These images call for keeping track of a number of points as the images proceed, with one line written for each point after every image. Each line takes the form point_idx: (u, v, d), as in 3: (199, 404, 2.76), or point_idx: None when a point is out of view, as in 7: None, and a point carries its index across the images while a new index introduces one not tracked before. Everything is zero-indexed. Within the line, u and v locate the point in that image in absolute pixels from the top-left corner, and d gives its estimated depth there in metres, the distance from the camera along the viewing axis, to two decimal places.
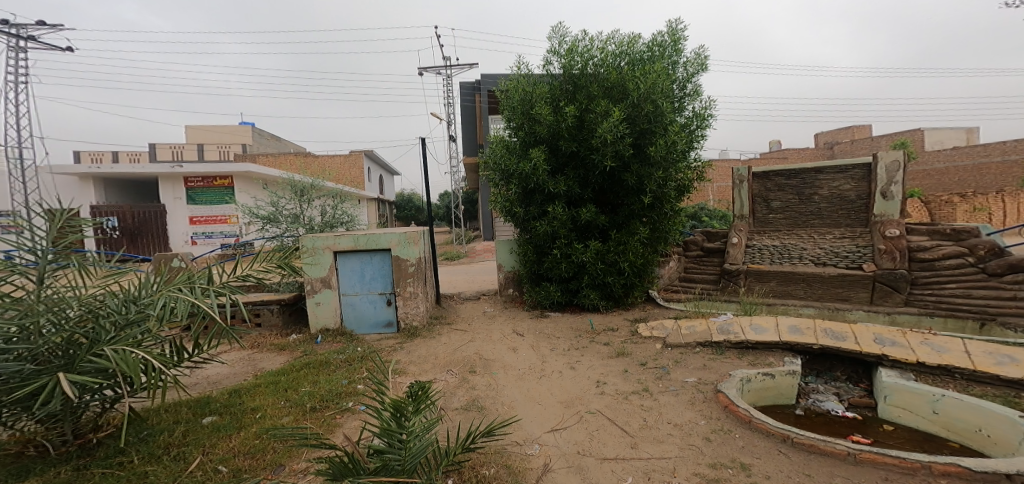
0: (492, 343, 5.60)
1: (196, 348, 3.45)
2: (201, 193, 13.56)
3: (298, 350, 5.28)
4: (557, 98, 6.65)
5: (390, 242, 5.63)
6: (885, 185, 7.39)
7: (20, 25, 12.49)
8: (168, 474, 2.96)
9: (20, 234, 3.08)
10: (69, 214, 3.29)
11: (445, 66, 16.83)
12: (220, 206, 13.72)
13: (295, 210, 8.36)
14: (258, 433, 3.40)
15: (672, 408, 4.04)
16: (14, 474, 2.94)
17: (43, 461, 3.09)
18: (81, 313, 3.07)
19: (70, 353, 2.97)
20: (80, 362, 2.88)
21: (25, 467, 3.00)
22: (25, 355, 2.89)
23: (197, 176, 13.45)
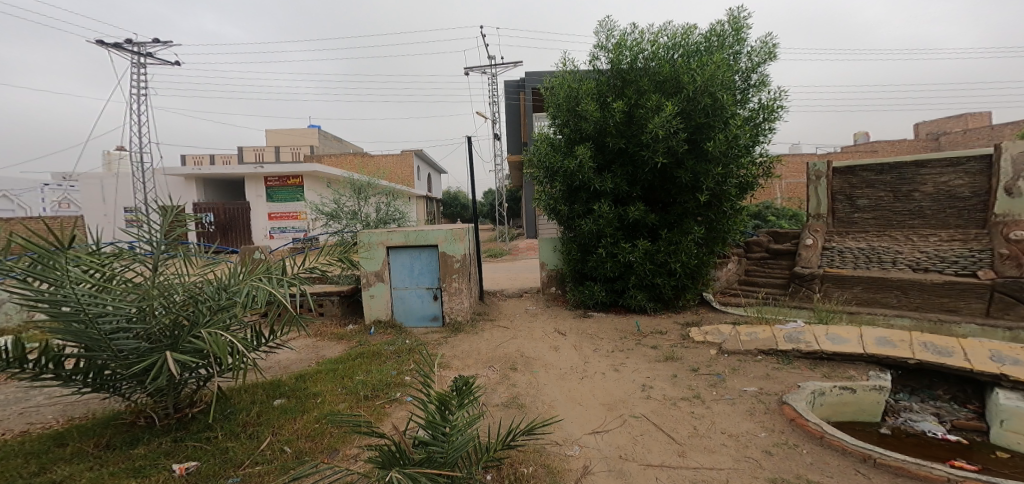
0: (534, 341, 5.60)
1: (271, 334, 3.77)
2: (279, 192, 14.67)
3: (354, 340, 5.58)
4: (603, 95, 6.53)
5: (437, 239, 5.81)
6: (1010, 180, 6.60)
7: (140, 44, 14.10)
8: (243, 451, 3.22)
9: (141, 227, 3.44)
10: (177, 210, 3.65)
11: (490, 66, 16.93)
12: (294, 204, 14.77)
13: (353, 207, 8.83)
14: (321, 417, 3.61)
15: (726, 417, 3.84)
16: (128, 442, 3.36)
17: (150, 431, 3.49)
18: (184, 298, 3.36)
19: (175, 334, 3.32)
20: (182, 343, 3.24)
21: (136, 437, 3.42)
22: (142, 334, 3.24)
23: (276, 176, 14.57)
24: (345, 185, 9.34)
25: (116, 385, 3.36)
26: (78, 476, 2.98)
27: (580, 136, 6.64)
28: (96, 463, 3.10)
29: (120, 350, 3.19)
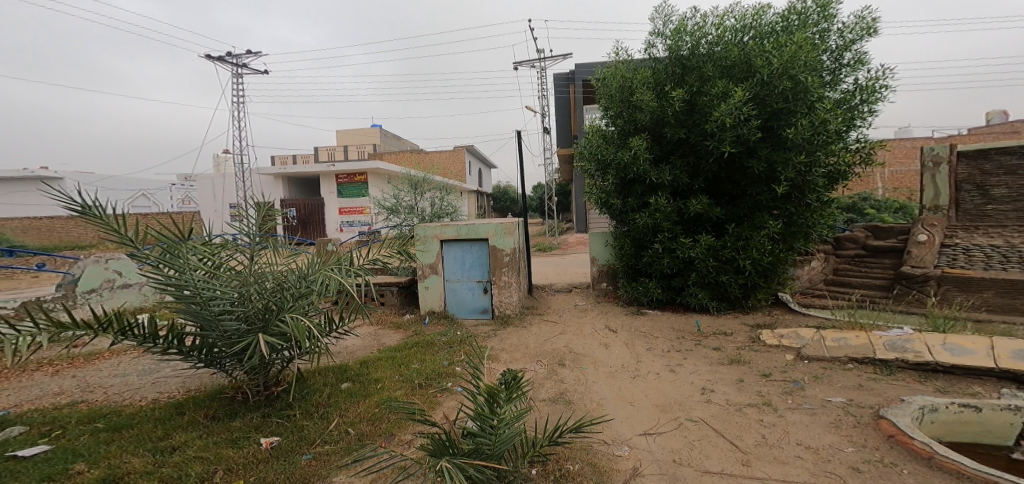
0: (583, 337, 5.51)
1: (341, 320, 4.02)
2: (347, 188, 15.74)
3: (411, 329, 5.84)
4: (659, 83, 6.22)
5: (487, 233, 5.96)
6: None
7: (239, 56, 15.70)
8: (314, 429, 3.49)
9: (244, 221, 3.97)
10: (268, 206, 4.14)
11: (539, 59, 16.64)
12: (359, 199, 15.73)
13: (411, 202, 9.22)
14: (380, 402, 3.82)
15: (802, 428, 3.53)
16: (228, 415, 3.77)
17: (245, 406, 3.89)
18: (274, 284, 3.64)
19: (266, 318, 3.58)
20: (272, 325, 3.54)
21: (234, 411, 3.82)
22: (242, 315, 3.51)
23: (344, 173, 15.62)
24: (404, 181, 9.77)
25: (221, 361, 3.73)
26: (190, 443, 3.37)
27: (636, 127, 6.36)
28: (203, 432, 3.50)
29: (226, 331, 3.50)
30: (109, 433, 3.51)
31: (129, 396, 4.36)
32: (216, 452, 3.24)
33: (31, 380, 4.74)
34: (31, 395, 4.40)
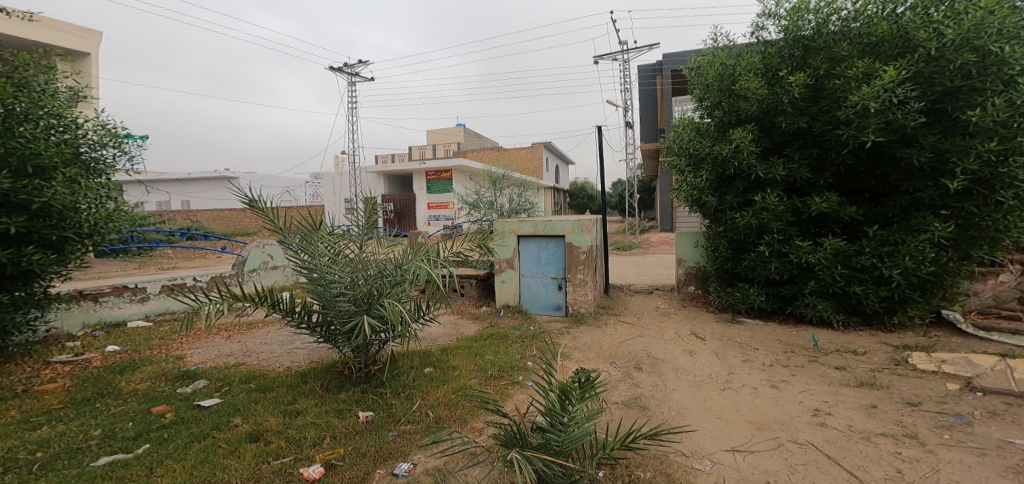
0: (665, 342, 5.24)
1: (428, 309, 4.26)
2: (435, 185, 16.54)
3: (486, 320, 6.06)
4: (773, 69, 5.77)
5: (565, 229, 5.94)
6: None
7: (353, 66, 17.32)
8: (400, 408, 3.63)
9: (355, 214, 4.33)
10: (373, 201, 4.41)
11: (621, 51, 15.81)
12: (445, 195, 16.42)
13: (491, 198, 9.50)
14: (457, 389, 3.95)
15: (957, 468, 2.96)
16: (337, 388, 3.98)
17: (350, 381, 4.06)
18: (376, 272, 3.94)
19: (369, 301, 3.85)
20: (374, 309, 3.80)
21: (341, 385, 4.02)
22: (353, 299, 3.81)
23: (433, 170, 16.48)
24: (483, 178, 10.11)
25: (335, 339, 3.99)
26: (310, 410, 3.62)
27: (740, 118, 5.88)
28: (320, 401, 3.74)
29: (340, 311, 3.80)
30: (257, 393, 3.92)
31: (275, 362, 4.78)
32: (326, 420, 3.46)
33: (213, 342, 5.54)
34: (211, 355, 5.08)
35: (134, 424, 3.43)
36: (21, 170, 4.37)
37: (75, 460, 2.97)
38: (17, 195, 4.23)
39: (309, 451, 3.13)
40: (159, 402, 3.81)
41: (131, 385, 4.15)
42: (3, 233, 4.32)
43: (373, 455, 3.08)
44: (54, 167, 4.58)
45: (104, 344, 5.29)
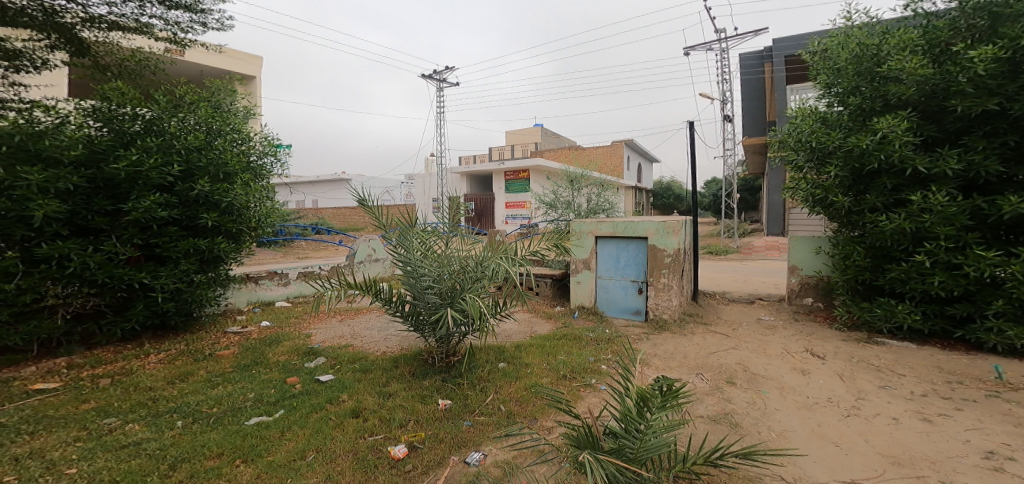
0: (764, 358, 4.81)
1: (505, 305, 4.35)
2: (512, 184, 16.81)
3: (560, 321, 6.07)
4: (941, 44, 4.90)
5: (647, 231, 5.76)
6: None
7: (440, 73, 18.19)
8: (475, 400, 3.61)
9: (441, 213, 4.38)
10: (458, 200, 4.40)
11: (719, 40, 14.64)
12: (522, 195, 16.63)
13: (568, 198, 9.44)
14: (527, 386, 3.95)
15: None
16: (422, 374, 4.02)
17: (434, 369, 4.08)
18: (459, 268, 3.92)
19: (453, 295, 3.82)
20: (458, 302, 3.74)
21: (426, 371, 4.07)
22: (441, 292, 3.81)
23: (511, 170, 16.76)
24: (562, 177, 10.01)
25: (422, 327, 3.97)
26: (399, 392, 3.67)
27: (890, 103, 5.17)
28: (412, 385, 3.81)
29: (429, 303, 3.82)
30: (359, 373, 4.06)
31: (375, 346, 5.02)
32: (411, 404, 3.47)
33: (329, 324, 5.99)
34: (330, 334, 5.49)
35: (272, 392, 3.71)
36: (215, 174, 5.27)
37: (233, 418, 3.29)
38: (212, 195, 5.11)
39: (397, 430, 3.16)
40: (291, 374, 4.10)
41: (275, 356, 4.57)
42: (204, 225, 5.24)
43: (449, 442, 3.07)
44: (236, 172, 5.52)
45: (257, 319, 6.02)
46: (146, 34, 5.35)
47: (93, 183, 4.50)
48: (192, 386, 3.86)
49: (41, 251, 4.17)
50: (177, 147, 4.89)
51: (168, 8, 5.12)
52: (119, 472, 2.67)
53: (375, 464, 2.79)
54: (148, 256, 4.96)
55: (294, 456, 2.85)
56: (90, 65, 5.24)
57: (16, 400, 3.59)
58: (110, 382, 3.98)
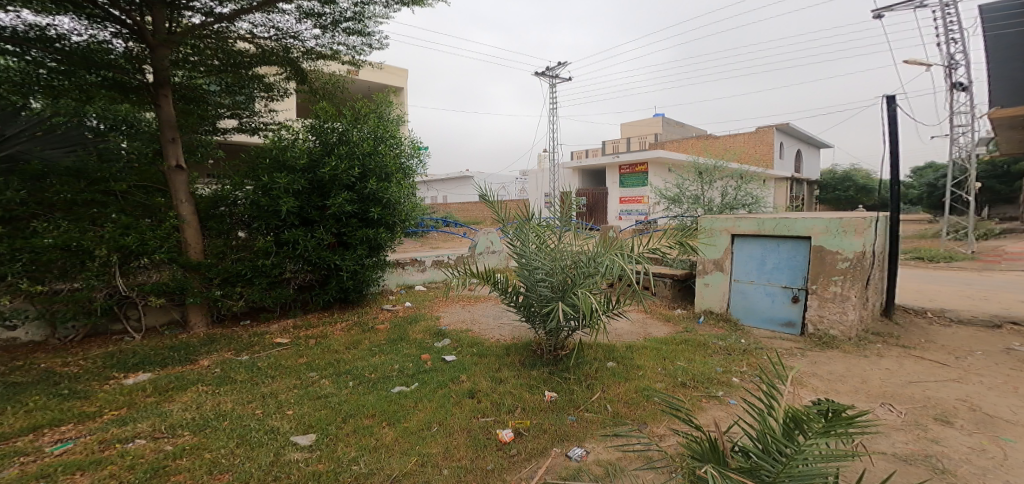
0: (985, 394, 3.84)
1: (617, 304, 4.21)
2: (628, 178, 16.32)
3: (681, 324, 5.71)
4: None
5: (808, 229, 5.08)
6: None
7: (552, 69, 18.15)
8: (581, 395, 3.55)
9: (553, 208, 4.31)
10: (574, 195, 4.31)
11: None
12: (639, 189, 16.04)
13: (697, 192, 8.72)
14: (637, 389, 3.78)
15: None
16: (530, 364, 4.10)
17: (541, 360, 4.14)
18: (571, 262, 3.81)
19: (564, 290, 3.73)
20: (570, 296, 3.65)
21: (534, 361, 4.14)
22: (554, 286, 3.76)
23: (627, 164, 16.26)
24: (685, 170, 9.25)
25: (532, 319, 4.00)
26: (510, 379, 3.77)
27: None
28: (517, 374, 3.89)
29: (540, 296, 3.81)
30: (477, 357, 4.29)
31: (491, 333, 5.27)
32: (519, 392, 3.53)
33: (453, 308, 6.40)
34: (454, 317, 5.94)
35: (409, 366, 4.01)
36: (379, 175, 5.79)
37: (383, 385, 3.58)
38: (377, 193, 5.70)
39: (505, 415, 3.19)
40: (425, 351, 4.45)
41: (413, 333, 5.04)
42: (374, 218, 5.83)
43: (552, 434, 3.02)
44: (395, 172, 6.00)
45: (403, 299, 6.75)
46: (338, 60, 5.83)
47: (311, 184, 5.45)
48: (360, 353, 4.33)
49: (285, 236, 5.28)
50: (357, 153, 5.53)
51: (348, 34, 5.47)
52: (308, 421, 2.98)
53: (484, 443, 2.82)
54: (341, 241, 5.78)
55: (422, 426, 2.95)
56: (307, 89, 6.06)
57: (269, 349, 4.49)
58: (319, 342, 4.69)
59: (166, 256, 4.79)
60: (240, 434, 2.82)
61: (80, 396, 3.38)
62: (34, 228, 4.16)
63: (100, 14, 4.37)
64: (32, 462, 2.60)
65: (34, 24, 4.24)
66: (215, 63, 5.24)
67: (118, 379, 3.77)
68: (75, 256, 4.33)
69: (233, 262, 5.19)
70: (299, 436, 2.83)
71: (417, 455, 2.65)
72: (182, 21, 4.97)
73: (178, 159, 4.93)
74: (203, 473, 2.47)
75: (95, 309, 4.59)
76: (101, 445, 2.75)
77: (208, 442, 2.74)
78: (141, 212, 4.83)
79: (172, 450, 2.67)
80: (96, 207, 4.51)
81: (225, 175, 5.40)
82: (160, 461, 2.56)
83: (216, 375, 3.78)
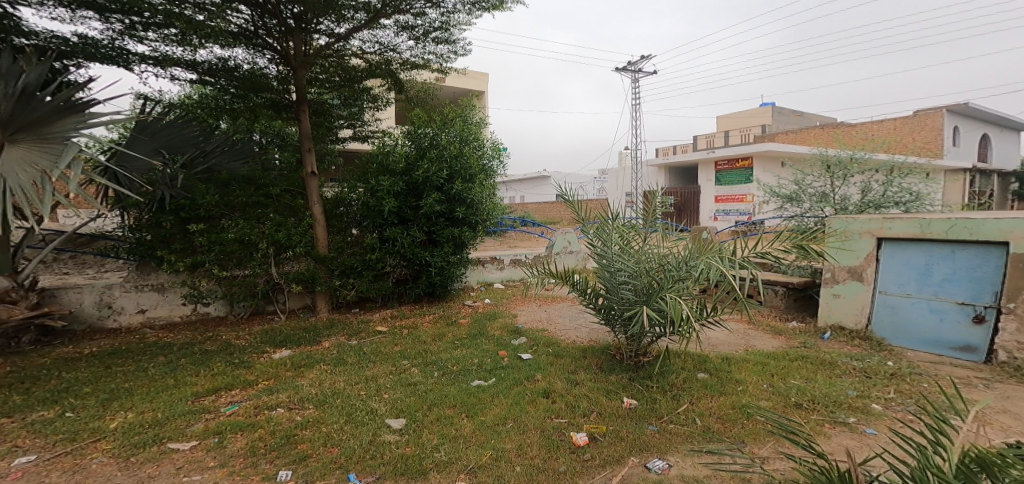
0: None
1: (712, 310, 3.82)
2: (727, 175, 15.82)
3: (796, 339, 5.09)
4: None
5: (1002, 232, 4.16)
6: None
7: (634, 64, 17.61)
8: (666, 406, 3.34)
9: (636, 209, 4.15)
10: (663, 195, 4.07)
11: None
12: (738, 187, 15.47)
13: (824, 188, 7.48)
14: (735, 404, 3.44)
15: None
16: (608, 369, 3.97)
17: (620, 365, 3.99)
18: (658, 264, 3.60)
19: (650, 293, 3.54)
20: (654, 300, 3.44)
21: (613, 366, 4.01)
22: (638, 289, 3.58)
23: (725, 159, 15.73)
24: (810, 166, 8.00)
25: (612, 322, 3.89)
26: (586, 382, 3.69)
27: None
28: (593, 377, 3.79)
29: (623, 298, 3.66)
30: (552, 357, 4.28)
31: (567, 334, 5.21)
32: (596, 396, 3.44)
33: (529, 307, 6.41)
34: (530, 316, 5.96)
35: (487, 361, 4.15)
36: (463, 175, 6.01)
37: (462, 378, 3.74)
38: (461, 194, 5.92)
39: (580, 418, 3.13)
40: (502, 348, 4.56)
41: (491, 329, 5.17)
42: (460, 217, 6.13)
43: (630, 442, 2.88)
44: (478, 174, 6.14)
45: (483, 296, 6.93)
46: (428, 69, 6.18)
47: (407, 186, 5.84)
48: (444, 345, 4.59)
49: (386, 234, 5.77)
50: (445, 156, 5.82)
51: (437, 44, 5.83)
52: (400, 406, 3.18)
53: (558, 444, 2.78)
54: (431, 239, 6.14)
55: (497, 421, 3.02)
56: (404, 99, 6.54)
57: (369, 336, 4.96)
58: (409, 331, 5.11)
59: (304, 250, 5.50)
60: (348, 413, 3.08)
61: (242, 366, 4.03)
62: (224, 224, 5.15)
63: (260, 43, 5.05)
64: (210, 418, 3.08)
65: (223, 58, 5.07)
66: (336, 79, 5.86)
67: (268, 354, 4.43)
68: (247, 249, 5.21)
69: (347, 257, 5.80)
70: (391, 419, 3.02)
71: (491, 450, 2.67)
72: (315, 43, 5.48)
73: (314, 166, 5.61)
74: (319, 444, 2.69)
75: (259, 292, 5.43)
76: (255, 410, 3.18)
77: (325, 417, 3.02)
78: (287, 213, 5.61)
79: (301, 421, 2.97)
80: (260, 209, 5.41)
81: (345, 179, 6.07)
82: (291, 430, 2.85)
83: (329, 356, 4.28)
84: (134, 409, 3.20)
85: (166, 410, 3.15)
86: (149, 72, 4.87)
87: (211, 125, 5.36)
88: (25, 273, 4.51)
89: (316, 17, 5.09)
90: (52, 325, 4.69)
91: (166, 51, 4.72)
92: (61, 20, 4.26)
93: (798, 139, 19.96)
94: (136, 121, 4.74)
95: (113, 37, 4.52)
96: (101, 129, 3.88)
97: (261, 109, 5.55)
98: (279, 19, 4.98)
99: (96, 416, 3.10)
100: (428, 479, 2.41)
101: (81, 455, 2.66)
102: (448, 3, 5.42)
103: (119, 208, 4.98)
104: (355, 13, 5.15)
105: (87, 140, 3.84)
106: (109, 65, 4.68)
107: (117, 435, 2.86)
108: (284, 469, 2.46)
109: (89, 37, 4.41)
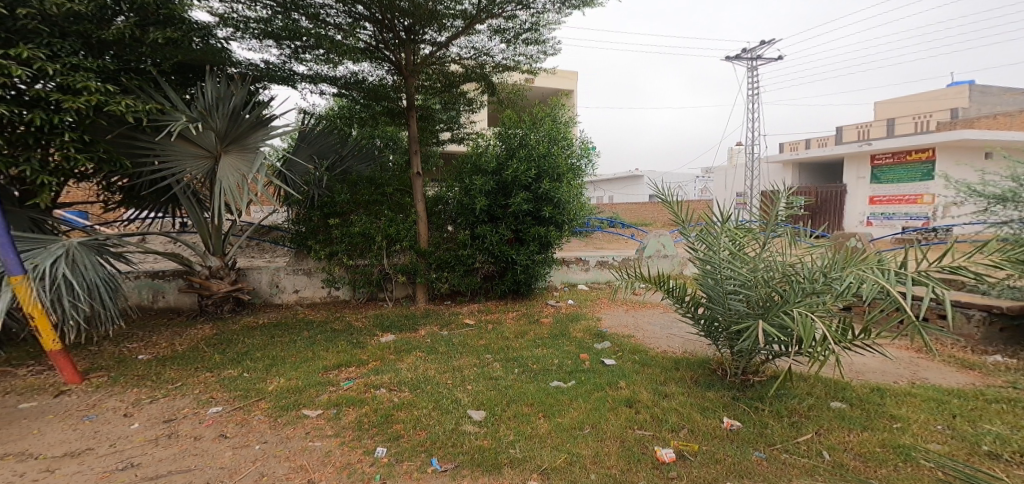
0: None
1: (865, 333, 2.80)
2: (886, 172, 14.46)
3: (1000, 378, 3.93)
4: None
5: None
6: None
7: None
8: (779, 434, 2.89)
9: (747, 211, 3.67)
10: (788, 194, 3.51)
11: None
12: (908, 185, 13.92)
13: None
14: (887, 443, 2.79)
15: None
16: (706, 384, 3.60)
17: (722, 382, 3.60)
18: (780, 274, 3.15)
19: (769, 306, 3.11)
20: (773, 315, 2.99)
21: (712, 382, 3.62)
22: (752, 301, 3.18)
23: (886, 153, 14.42)
24: None
25: (715, 335, 3.54)
26: (677, 396, 3.40)
27: None
28: (686, 391, 3.47)
29: (731, 310, 3.28)
30: (638, 365, 4.03)
31: (657, 342, 4.88)
32: (688, 411, 3.16)
33: (614, 311, 6.16)
34: (616, 321, 5.66)
35: (568, 363, 4.09)
36: (551, 175, 6.03)
37: (541, 378, 3.75)
38: (549, 193, 5.93)
39: (667, 433, 2.90)
40: (585, 351, 4.44)
41: (574, 331, 5.08)
42: (545, 216, 6.11)
43: (728, 467, 2.55)
44: (567, 172, 6.16)
45: (565, 297, 6.79)
46: (518, 71, 6.41)
47: (497, 185, 6.04)
48: (526, 343, 4.66)
49: (477, 231, 6.05)
50: (533, 155, 5.91)
51: (527, 45, 6.07)
52: (480, 399, 3.33)
53: (639, 457, 2.63)
54: (519, 238, 6.26)
55: (574, 425, 2.98)
56: (495, 101, 6.78)
57: (456, 328, 5.29)
58: (494, 326, 5.32)
59: (409, 244, 6.05)
60: (436, 400, 3.33)
61: (358, 346, 4.63)
62: (352, 219, 5.93)
63: (380, 56, 5.69)
64: (333, 391, 3.61)
65: (357, 73, 5.82)
66: (438, 85, 6.33)
67: (377, 336, 5.02)
68: (367, 241, 5.96)
69: (444, 252, 6.20)
70: (473, 410, 3.18)
71: (567, 454, 2.64)
72: (422, 52, 5.99)
73: (420, 167, 6.12)
74: (410, 427, 2.97)
75: (373, 280, 6.13)
76: (364, 387, 3.64)
77: (417, 402, 3.31)
78: (398, 210, 6.27)
79: (397, 403, 3.31)
80: (377, 206, 6.16)
81: (443, 179, 6.50)
82: (389, 410, 3.20)
83: (422, 343, 4.71)
84: (285, 376, 3.90)
85: (304, 379, 3.80)
86: (307, 89, 5.81)
87: (345, 133, 6.32)
88: (229, 255, 5.78)
89: (423, 28, 5.57)
90: (243, 299, 5.92)
91: (319, 70, 5.58)
92: (253, 50, 5.30)
93: (1013, 123, 15.28)
94: (299, 133, 5.99)
95: (285, 60, 5.48)
96: (276, 140, 4.75)
97: (381, 116, 6.25)
98: (394, 32, 5.55)
99: (260, 378, 3.86)
100: (501, 473, 2.49)
101: (248, 411, 3.32)
102: (538, 3, 5.65)
103: (288, 204, 6.15)
104: (453, 21, 5.58)
105: (268, 148, 4.69)
106: (284, 83, 5.72)
107: (272, 397, 3.52)
108: (381, 446, 2.76)
109: (271, 62, 5.44)
